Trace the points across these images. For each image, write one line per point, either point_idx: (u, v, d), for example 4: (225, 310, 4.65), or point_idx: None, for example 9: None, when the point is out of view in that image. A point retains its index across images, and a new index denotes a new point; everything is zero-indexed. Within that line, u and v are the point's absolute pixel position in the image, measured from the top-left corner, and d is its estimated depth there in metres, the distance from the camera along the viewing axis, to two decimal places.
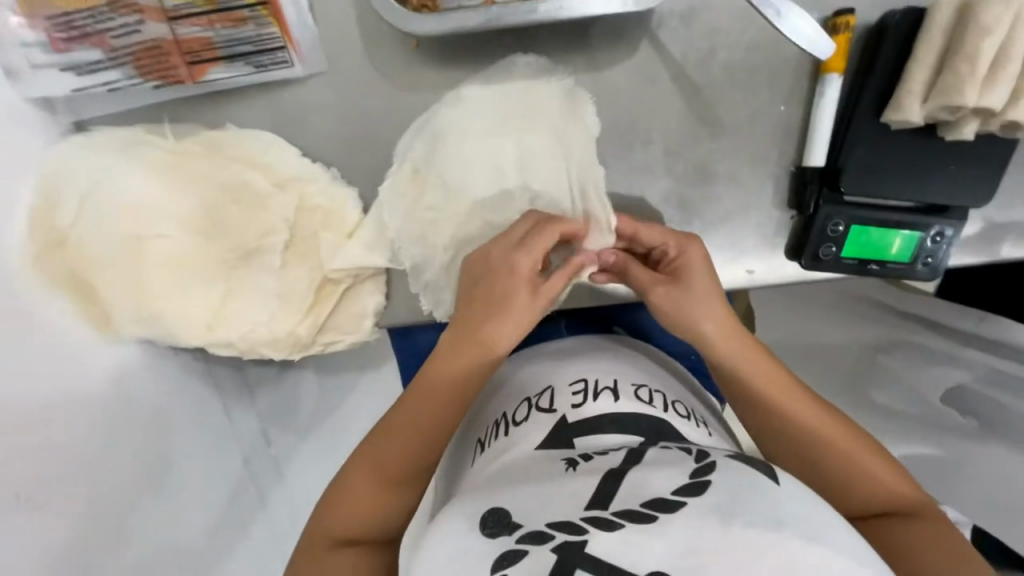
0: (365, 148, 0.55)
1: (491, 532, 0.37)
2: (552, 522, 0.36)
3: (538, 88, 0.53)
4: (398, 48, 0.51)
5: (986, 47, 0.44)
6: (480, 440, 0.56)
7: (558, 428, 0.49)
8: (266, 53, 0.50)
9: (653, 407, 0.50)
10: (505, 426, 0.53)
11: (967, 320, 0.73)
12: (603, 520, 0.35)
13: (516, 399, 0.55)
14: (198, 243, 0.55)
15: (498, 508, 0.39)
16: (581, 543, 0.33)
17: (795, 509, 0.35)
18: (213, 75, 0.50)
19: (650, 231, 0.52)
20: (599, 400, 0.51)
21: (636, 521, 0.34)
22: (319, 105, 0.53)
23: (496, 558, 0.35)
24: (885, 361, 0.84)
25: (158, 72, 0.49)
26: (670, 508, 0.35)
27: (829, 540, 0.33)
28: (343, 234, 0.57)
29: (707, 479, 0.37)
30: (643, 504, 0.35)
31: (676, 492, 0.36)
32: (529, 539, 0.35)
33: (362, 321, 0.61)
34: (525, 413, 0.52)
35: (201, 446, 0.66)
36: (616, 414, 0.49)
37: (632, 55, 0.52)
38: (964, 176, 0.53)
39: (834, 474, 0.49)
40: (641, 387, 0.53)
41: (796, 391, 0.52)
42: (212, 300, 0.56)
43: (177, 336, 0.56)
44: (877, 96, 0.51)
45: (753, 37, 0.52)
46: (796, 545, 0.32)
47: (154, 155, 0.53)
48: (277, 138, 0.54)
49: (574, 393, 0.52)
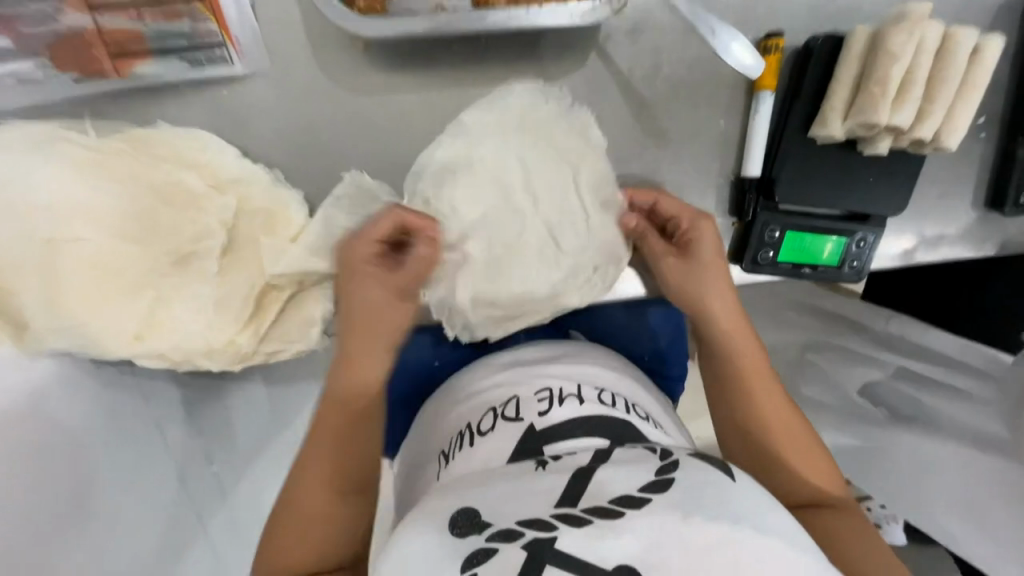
0: (312, 149, 0.53)
1: (461, 531, 0.37)
2: (522, 519, 0.36)
3: (535, 106, 0.53)
4: (342, 48, 0.50)
5: (895, 71, 0.48)
6: (444, 451, 0.53)
7: (526, 437, 0.48)
8: (203, 50, 0.47)
9: (615, 409, 0.51)
10: (470, 436, 0.51)
11: (878, 320, 0.81)
12: (574, 516, 0.35)
13: (481, 409, 0.53)
14: (124, 247, 0.51)
15: (468, 507, 0.39)
16: (550, 540, 0.33)
17: (743, 503, 0.36)
18: (142, 70, 0.47)
19: (670, 201, 0.56)
20: (564, 405, 0.50)
21: (604, 516, 0.35)
22: (257, 102, 0.51)
23: (467, 556, 0.35)
24: (813, 357, 0.89)
25: (77, 65, 0.46)
26: (638, 503, 0.35)
27: (779, 530, 0.35)
28: (287, 238, 0.55)
29: (671, 476, 0.38)
30: (611, 501, 0.36)
31: (642, 489, 0.36)
32: (500, 537, 0.35)
33: (310, 329, 0.59)
34: (491, 423, 0.51)
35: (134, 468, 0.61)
36: (583, 418, 0.49)
37: (580, 66, 0.54)
38: (887, 187, 0.58)
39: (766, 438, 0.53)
40: (604, 391, 0.53)
41: (761, 365, 0.54)
42: (145, 308, 0.52)
43: (104, 348, 0.52)
44: (805, 114, 0.54)
45: (694, 52, 0.54)
46: (742, 538, 0.33)
47: (75, 151, 0.49)
48: (214, 137, 0.52)
49: (539, 401, 0.51)
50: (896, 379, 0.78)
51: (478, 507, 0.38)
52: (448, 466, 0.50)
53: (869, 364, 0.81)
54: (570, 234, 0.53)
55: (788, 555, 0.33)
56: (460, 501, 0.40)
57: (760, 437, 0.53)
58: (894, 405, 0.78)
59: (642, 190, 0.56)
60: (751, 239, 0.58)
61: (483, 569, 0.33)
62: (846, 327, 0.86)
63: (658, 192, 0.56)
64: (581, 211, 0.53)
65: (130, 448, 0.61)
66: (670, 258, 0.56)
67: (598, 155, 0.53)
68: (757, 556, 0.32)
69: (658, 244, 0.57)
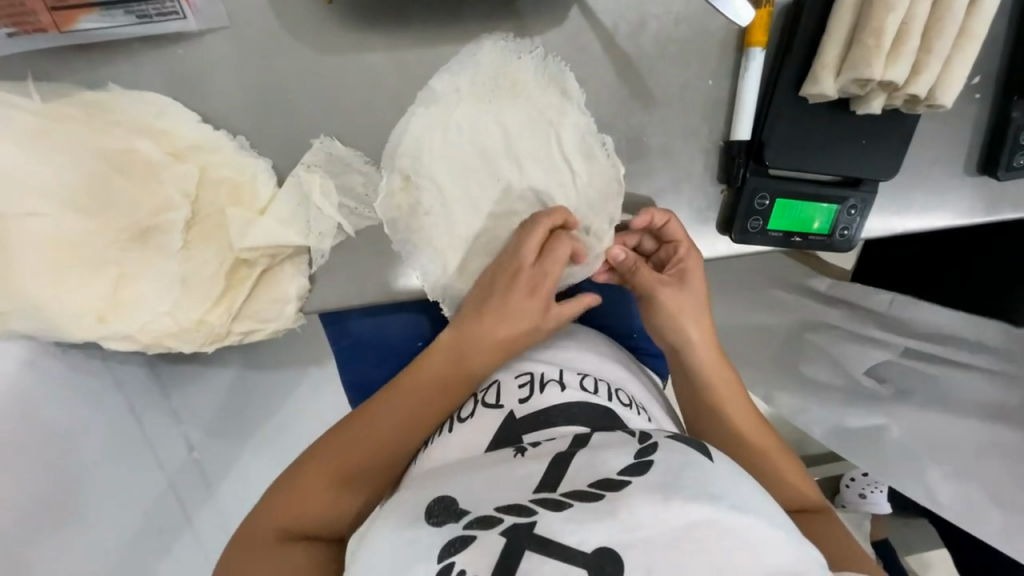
0: (278, 115, 0.50)
1: (436, 521, 0.35)
2: (500, 506, 0.35)
3: (511, 69, 0.52)
4: (307, 3, 0.47)
5: (890, 22, 0.46)
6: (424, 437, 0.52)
7: (507, 424, 0.46)
8: (151, 2, 0.44)
9: (598, 396, 0.49)
10: (450, 424, 0.49)
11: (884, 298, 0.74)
12: (552, 500, 0.34)
13: (460, 395, 0.52)
14: (82, 220, 0.48)
15: (444, 496, 0.38)
16: (528, 525, 0.32)
17: (723, 481, 0.35)
18: (85, 24, 0.44)
19: (676, 227, 0.54)
20: (545, 391, 0.48)
21: (582, 500, 0.34)
22: (216, 63, 0.47)
23: (444, 544, 0.33)
24: (813, 337, 0.82)
25: (11, 18, 0.42)
26: (616, 487, 0.34)
27: (758, 508, 0.34)
28: (254, 210, 0.52)
29: (650, 458, 0.36)
30: (590, 485, 0.35)
31: (621, 472, 0.35)
32: (477, 524, 0.34)
33: (284, 306, 0.55)
34: (471, 410, 0.49)
35: (105, 461, 0.59)
36: (565, 404, 0.47)
37: (562, 23, 0.51)
38: (879, 153, 0.56)
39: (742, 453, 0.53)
40: (586, 377, 0.52)
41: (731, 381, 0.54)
42: (107, 286, 0.50)
43: (64, 331, 0.49)
44: (797, 72, 0.52)
45: (682, 7, 0.51)
46: (722, 514, 0.32)
47: (18, 117, 0.45)
48: (171, 101, 0.48)
49: (521, 386, 0.49)
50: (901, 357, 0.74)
51: (457, 495, 0.37)
52: (425, 455, 0.48)
53: (874, 345, 0.75)
54: (561, 194, 0.55)
55: (768, 533, 0.32)
56: (439, 491, 0.39)
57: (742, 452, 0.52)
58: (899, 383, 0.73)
59: (656, 213, 0.54)
60: (740, 207, 0.57)
61: (461, 556, 0.32)
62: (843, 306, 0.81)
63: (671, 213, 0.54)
64: (568, 171, 0.55)
65: (100, 437, 0.58)
66: (664, 288, 0.54)
67: (577, 110, 0.53)
68: (735, 531, 0.31)
69: (652, 276, 0.54)
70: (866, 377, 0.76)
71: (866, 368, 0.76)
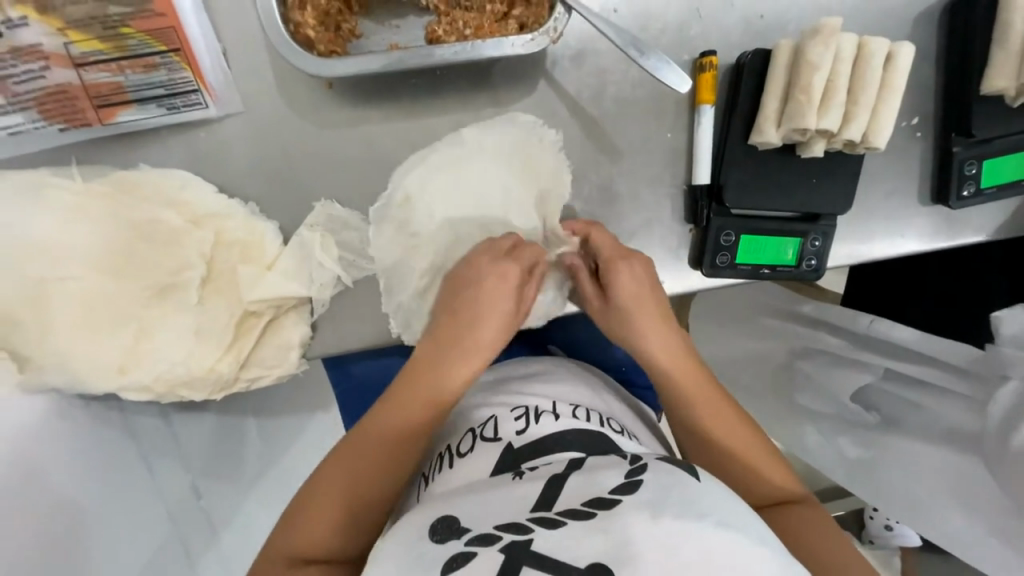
0: (285, 183, 0.57)
1: (439, 538, 0.38)
2: (499, 524, 0.37)
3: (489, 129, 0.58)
4: (311, 89, 0.55)
5: (816, 81, 0.52)
6: (426, 474, 0.54)
7: (506, 452, 0.49)
8: (179, 96, 0.52)
9: (589, 422, 0.53)
10: (450, 458, 0.52)
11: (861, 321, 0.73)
12: (548, 519, 0.36)
13: (461, 430, 0.55)
14: (111, 282, 0.54)
15: (447, 516, 0.40)
16: (526, 542, 0.34)
17: (709, 498, 0.37)
18: (123, 117, 0.51)
19: (601, 235, 0.57)
20: (540, 422, 0.52)
21: (575, 517, 0.36)
22: (233, 142, 0.55)
23: (446, 560, 0.35)
24: (801, 365, 0.84)
25: (64, 116, 0.50)
26: (607, 505, 0.36)
27: (744, 525, 0.36)
28: (264, 266, 0.57)
29: (639, 479, 0.39)
30: (584, 504, 0.37)
31: (612, 491, 0.38)
32: (477, 542, 0.36)
33: (288, 353, 0.60)
34: (471, 443, 0.52)
35: (113, 510, 0.61)
36: (559, 431, 0.50)
37: (532, 93, 0.58)
38: (832, 190, 0.61)
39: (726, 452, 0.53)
40: (578, 407, 0.55)
41: (703, 382, 0.56)
42: (127, 342, 0.55)
43: (88, 382, 0.54)
44: (744, 124, 0.58)
45: (637, 74, 0.58)
46: (708, 531, 0.34)
47: (58, 195, 0.52)
48: (192, 175, 0.55)
49: (517, 419, 0.53)
50: (885, 381, 0.72)
51: (459, 515, 0.40)
52: (429, 487, 0.51)
53: (859, 369, 0.75)
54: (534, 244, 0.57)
55: (752, 549, 0.34)
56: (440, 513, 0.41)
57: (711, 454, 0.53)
58: (885, 410, 0.72)
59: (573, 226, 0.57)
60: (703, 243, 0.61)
61: (463, 570, 0.34)
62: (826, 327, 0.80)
63: (590, 225, 0.57)
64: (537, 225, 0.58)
65: (109, 486, 0.61)
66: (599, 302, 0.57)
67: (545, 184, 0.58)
68: (721, 546, 0.33)
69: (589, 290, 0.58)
70: (855, 405, 0.76)
71: (852, 393, 0.76)
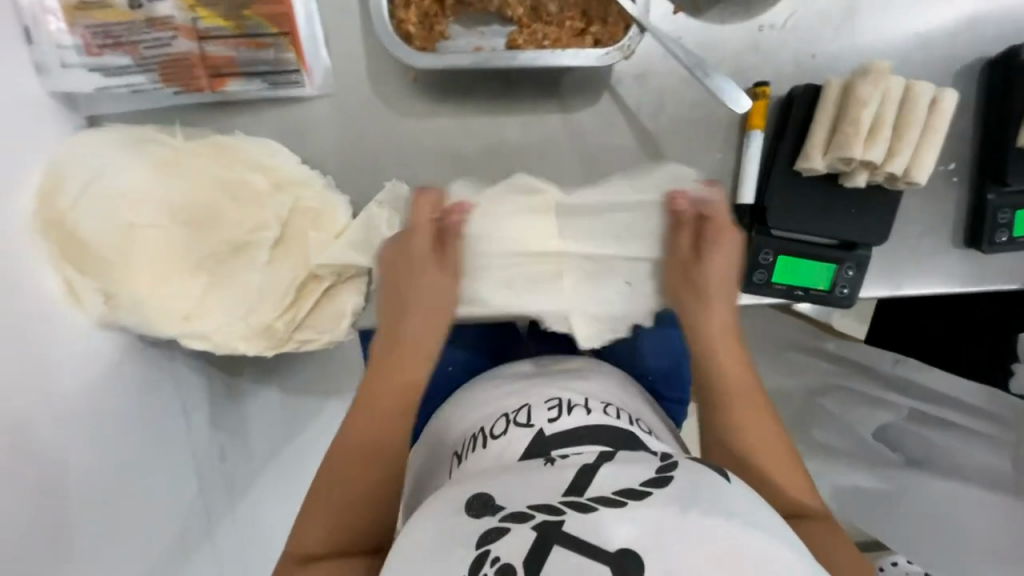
0: (362, 162, 0.62)
1: (475, 512, 0.40)
2: (532, 504, 0.39)
3: (555, 130, 0.63)
4: (396, 80, 0.60)
5: (864, 116, 0.56)
6: (456, 453, 0.57)
7: (540, 439, 0.51)
8: (282, 74, 0.57)
9: (621, 420, 0.55)
10: (483, 439, 0.55)
11: (884, 361, 0.77)
12: (579, 503, 0.38)
13: (494, 415, 0.57)
14: (189, 234, 0.58)
15: (482, 493, 0.42)
16: (558, 524, 0.37)
17: (737, 500, 0.39)
18: (231, 87, 0.57)
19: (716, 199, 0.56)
20: (572, 414, 0.54)
21: (607, 504, 0.38)
22: (320, 121, 0.60)
23: (482, 533, 0.38)
24: (822, 402, 0.85)
25: (180, 81, 0.56)
26: (639, 496, 0.38)
27: (769, 528, 0.38)
28: (332, 234, 0.61)
29: (670, 474, 0.40)
30: (616, 492, 0.39)
31: (644, 483, 0.39)
32: (511, 518, 0.38)
33: (340, 320, 0.64)
34: (504, 428, 0.55)
35: (146, 455, 0.62)
36: (591, 426, 0.52)
37: (595, 104, 0.63)
38: (871, 220, 0.64)
39: (751, 456, 0.53)
40: (609, 405, 0.57)
41: (750, 385, 0.57)
42: (197, 292, 0.59)
43: (155, 326, 0.58)
44: (791, 152, 0.62)
45: (694, 96, 0.63)
46: (737, 531, 0.36)
47: (160, 150, 0.58)
48: (280, 146, 0.60)
49: (549, 409, 0.55)
50: (907, 421, 0.74)
51: (495, 492, 0.42)
52: (461, 466, 0.54)
53: (881, 407, 0.77)
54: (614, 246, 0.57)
55: (777, 552, 0.36)
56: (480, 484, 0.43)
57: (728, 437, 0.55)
58: (910, 451, 0.72)
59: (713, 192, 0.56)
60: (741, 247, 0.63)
61: (497, 545, 0.37)
62: (851, 368, 0.82)
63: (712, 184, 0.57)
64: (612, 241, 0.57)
65: (147, 430, 0.63)
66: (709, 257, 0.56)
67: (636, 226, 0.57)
68: (749, 546, 0.35)
69: (682, 245, 0.56)
70: (878, 444, 0.76)
71: (874, 430, 0.77)
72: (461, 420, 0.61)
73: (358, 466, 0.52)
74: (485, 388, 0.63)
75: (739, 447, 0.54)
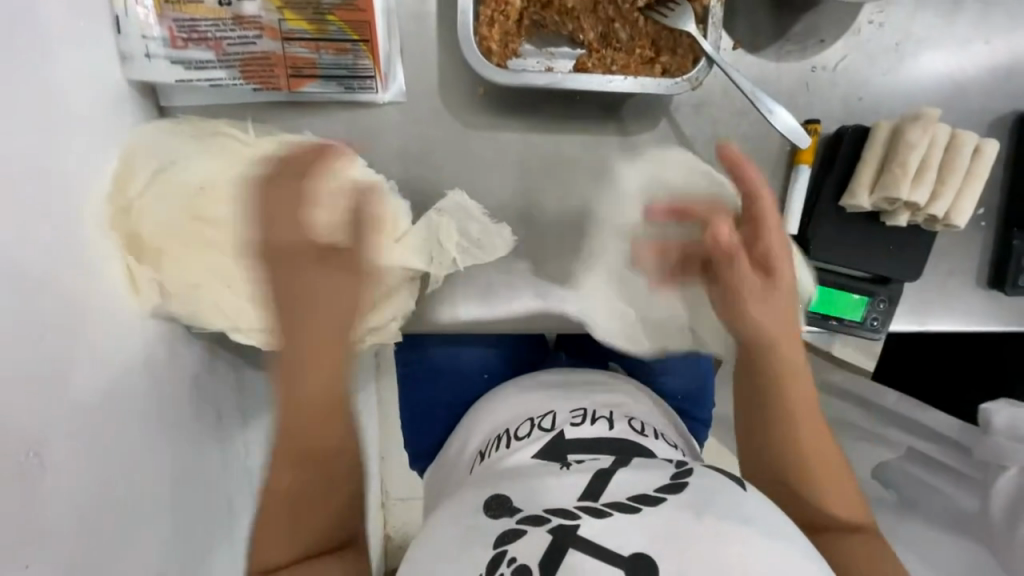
0: (424, 169, 0.64)
1: (494, 513, 0.43)
2: (548, 508, 0.42)
3: (614, 151, 0.65)
4: (466, 93, 0.62)
5: (912, 159, 0.59)
6: (480, 452, 0.59)
7: (559, 442, 0.53)
8: (358, 79, 0.58)
9: (645, 436, 0.56)
10: (508, 440, 0.56)
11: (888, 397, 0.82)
12: (594, 508, 0.40)
13: (520, 419, 0.59)
14: (251, 227, 0.56)
15: (499, 494, 0.45)
16: (573, 527, 0.39)
17: (750, 508, 0.41)
18: (307, 88, 0.58)
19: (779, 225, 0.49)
20: (596, 424, 0.55)
21: (621, 509, 0.40)
22: (388, 127, 0.62)
23: (499, 534, 0.40)
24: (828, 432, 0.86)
25: (259, 78, 0.57)
26: (652, 502, 0.40)
27: (782, 535, 0.40)
28: (392, 238, 0.59)
29: (683, 483, 0.43)
30: (630, 498, 0.41)
31: (657, 489, 0.42)
32: (528, 521, 0.41)
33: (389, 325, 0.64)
34: (528, 431, 0.56)
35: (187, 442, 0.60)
36: (615, 438, 0.53)
37: (654, 128, 0.65)
38: (906, 257, 0.67)
39: (800, 470, 0.50)
40: (634, 419, 0.58)
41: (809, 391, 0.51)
42: (257, 288, 0.58)
43: (205, 318, 0.59)
44: (836, 187, 0.65)
45: (746, 129, 0.66)
46: (749, 537, 0.38)
47: (231, 142, 0.58)
48: (349, 150, 0.61)
49: (574, 417, 0.57)
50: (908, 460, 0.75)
51: (513, 495, 0.44)
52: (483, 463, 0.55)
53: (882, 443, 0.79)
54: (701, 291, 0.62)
55: (787, 556, 0.38)
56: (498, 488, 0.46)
57: (783, 423, 0.50)
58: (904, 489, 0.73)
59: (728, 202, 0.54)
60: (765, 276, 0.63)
61: (513, 545, 0.39)
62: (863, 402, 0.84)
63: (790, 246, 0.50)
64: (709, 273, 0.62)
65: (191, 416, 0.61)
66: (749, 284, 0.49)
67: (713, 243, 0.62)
68: (760, 549, 0.37)
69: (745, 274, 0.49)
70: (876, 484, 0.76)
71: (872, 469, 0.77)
72: (487, 423, 0.62)
73: (289, 509, 0.52)
74: (511, 395, 0.64)
75: (780, 456, 0.51)
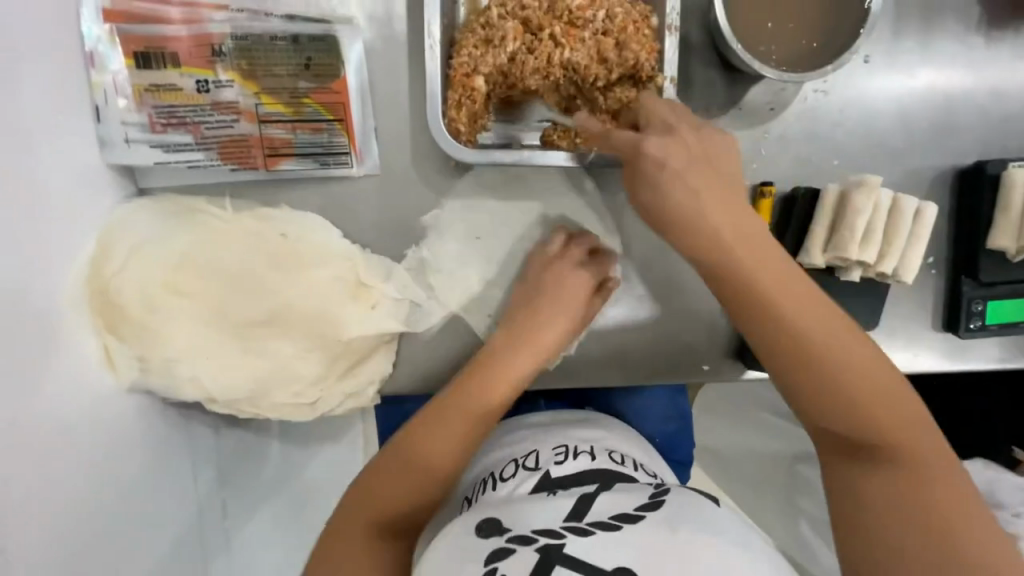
0: (399, 236, 0.66)
1: (483, 535, 0.43)
2: (535, 529, 0.42)
3: (579, 213, 0.68)
4: (439, 162, 0.65)
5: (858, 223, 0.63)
6: (468, 498, 0.59)
7: (542, 481, 0.54)
8: (333, 155, 0.61)
9: (625, 466, 0.56)
10: (494, 482, 0.57)
11: None
12: (579, 528, 0.41)
13: (505, 460, 0.60)
14: (229, 300, 0.59)
15: (489, 518, 0.45)
16: (559, 546, 0.39)
17: (730, 520, 0.41)
18: (283, 166, 0.61)
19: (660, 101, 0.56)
20: (578, 459, 0.57)
21: (605, 528, 0.40)
22: (363, 197, 0.64)
23: (486, 555, 0.40)
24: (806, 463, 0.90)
25: (236, 158, 0.60)
26: (634, 519, 0.41)
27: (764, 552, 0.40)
28: (368, 305, 0.64)
29: (662, 500, 0.44)
30: (613, 517, 0.42)
31: (638, 508, 0.43)
32: (516, 541, 0.41)
33: (368, 388, 0.66)
34: (513, 471, 0.57)
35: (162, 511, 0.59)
36: (594, 470, 0.54)
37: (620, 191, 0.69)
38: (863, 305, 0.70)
39: (852, 414, 0.48)
40: (614, 452, 0.59)
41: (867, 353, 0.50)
42: (235, 358, 0.60)
43: (179, 390, 0.59)
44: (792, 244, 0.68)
45: None
46: (731, 551, 0.38)
47: (208, 219, 0.60)
48: (324, 221, 0.64)
49: (556, 453, 0.58)
50: None
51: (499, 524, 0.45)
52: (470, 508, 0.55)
53: None
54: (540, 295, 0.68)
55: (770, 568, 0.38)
56: (487, 512, 0.46)
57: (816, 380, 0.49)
58: None
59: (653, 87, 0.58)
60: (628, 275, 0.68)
61: (502, 564, 0.39)
62: None
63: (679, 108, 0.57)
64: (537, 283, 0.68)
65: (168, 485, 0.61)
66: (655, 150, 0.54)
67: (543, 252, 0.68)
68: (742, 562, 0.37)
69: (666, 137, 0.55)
70: None
71: None
72: (472, 470, 0.63)
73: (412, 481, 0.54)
74: (497, 440, 0.65)
75: (841, 407, 0.48)
